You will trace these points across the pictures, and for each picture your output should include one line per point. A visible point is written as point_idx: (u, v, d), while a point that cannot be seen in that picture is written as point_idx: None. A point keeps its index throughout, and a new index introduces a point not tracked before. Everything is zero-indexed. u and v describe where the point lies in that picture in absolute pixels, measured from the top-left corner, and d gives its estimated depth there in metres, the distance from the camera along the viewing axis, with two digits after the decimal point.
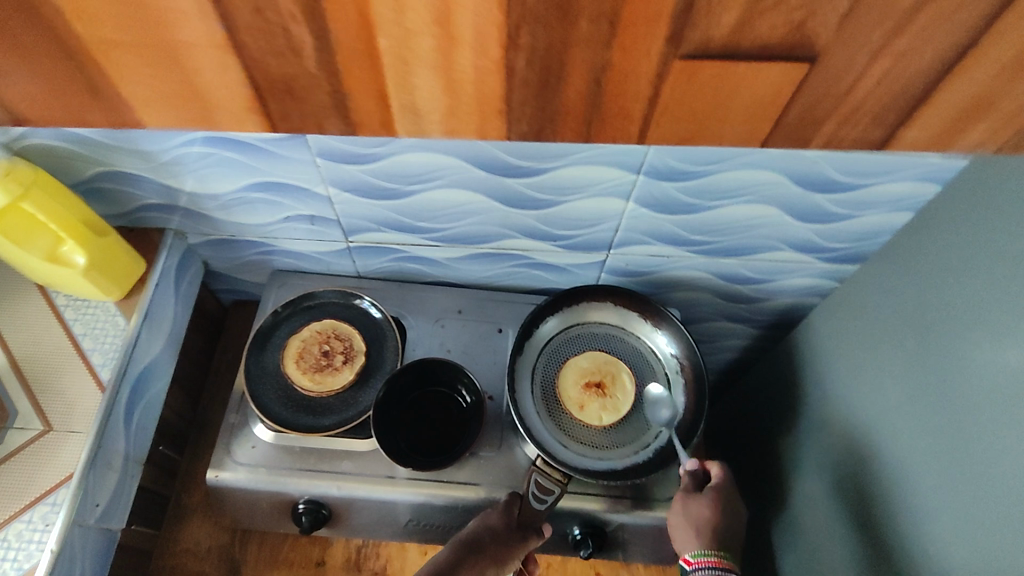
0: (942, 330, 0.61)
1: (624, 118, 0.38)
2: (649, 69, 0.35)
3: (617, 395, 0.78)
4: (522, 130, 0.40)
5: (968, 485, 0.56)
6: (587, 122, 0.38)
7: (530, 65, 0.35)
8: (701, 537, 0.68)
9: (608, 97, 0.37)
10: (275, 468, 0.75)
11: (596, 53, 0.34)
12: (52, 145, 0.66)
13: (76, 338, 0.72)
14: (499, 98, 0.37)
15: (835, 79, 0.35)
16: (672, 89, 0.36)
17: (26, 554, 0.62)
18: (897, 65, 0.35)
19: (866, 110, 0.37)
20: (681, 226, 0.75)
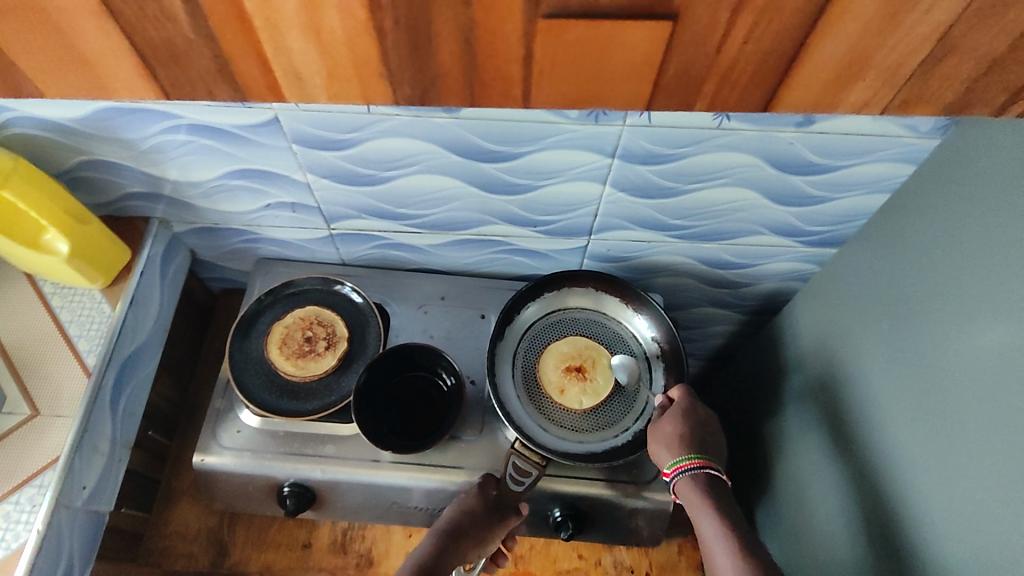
0: (918, 310, 0.62)
1: (504, 81, 0.39)
2: (515, 27, 0.35)
3: (598, 379, 0.78)
4: (406, 92, 0.40)
5: (942, 466, 0.57)
6: (466, 83, 0.39)
7: (397, 25, 0.36)
8: (675, 449, 0.69)
9: (482, 60, 0.37)
10: (260, 452, 0.76)
11: (458, 13, 0.35)
12: (34, 134, 0.68)
13: (63, 325, 0.73)
14: (376, 64, 0.38)
15: (706, 33, 0.35)
16: (540, 50, 0.36)
17: (14, 534, 0.63)
18: (766, 18, 0.35)
19: (742, 69, 0.38)
20: (659, 211, 0.75)
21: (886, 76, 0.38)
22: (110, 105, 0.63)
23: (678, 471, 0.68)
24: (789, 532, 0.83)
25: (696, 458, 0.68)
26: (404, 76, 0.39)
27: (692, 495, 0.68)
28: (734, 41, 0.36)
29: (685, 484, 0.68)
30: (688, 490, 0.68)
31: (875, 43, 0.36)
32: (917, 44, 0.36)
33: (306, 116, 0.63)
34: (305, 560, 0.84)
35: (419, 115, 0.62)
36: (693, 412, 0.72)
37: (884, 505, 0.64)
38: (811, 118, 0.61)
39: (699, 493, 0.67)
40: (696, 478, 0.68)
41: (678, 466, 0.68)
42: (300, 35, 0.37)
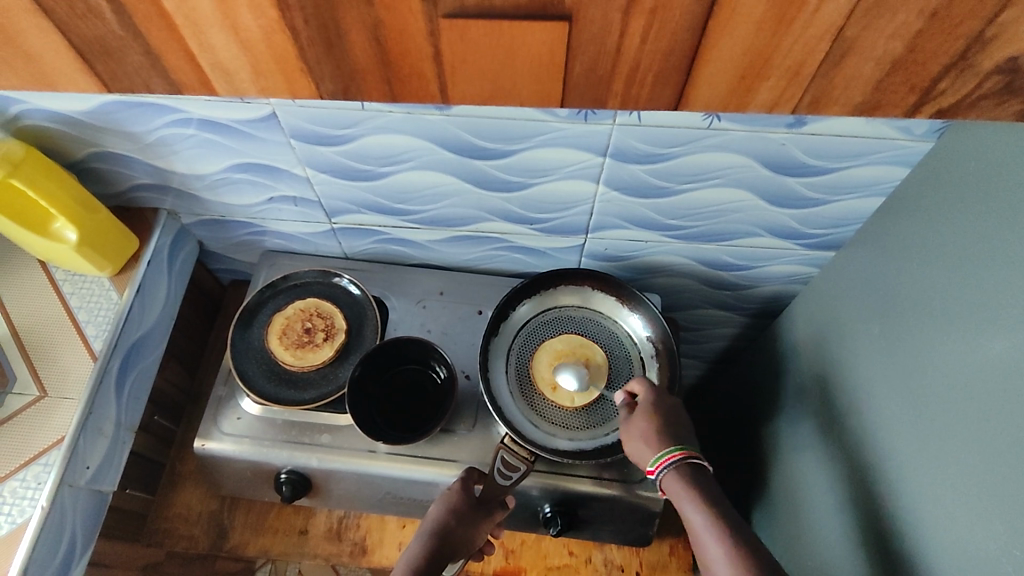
0: (909, 316, 0.61)
1: (418, 78, 0.42)
2: (420, 27, 0.38)
3: (590, 376, 0.79)
4: (331, 88, 0.43)
5: (929, 473, 0.56)
6: (385, 81, 0.42)
7: (308, 24, 0.39)
8: (654, 443, 0.68)
9: (393, 56, 0.40)
10: (259, 440, 0.78)
11: (363, 12, 0.38)
12: (46, 126, 0.71)
13: (72, 311, 0.76)
14: (295, 56, 0.41)
15: (602, 37, 0.38)
16: (449, 48, 0.40)
17: (20, 509, 0.66)
18: (655, 23, 0.37)
19: (645, 69, 0.40)
20: (655, 211, 0.76)
21: (787, 78, 0.41)
22: (116, 99, 0.66)
23: (661, 466, 0.66)
24: (783, 536, 0.82)
25: (679, 449, 0.67)
26: (325, 71, 0.42)
27: (679, 489, 0.65)
28: (631, 41, 0.38)
29: (672, 477, 0.66)
30: (673, 482, 0.65)
31: (768, 44, 0.38)
32: (811, 46, 0.38)
33: (302, 112, 0.65)
34: (301, 546, 0.86)
35: (411, 112, 0.63)
36: (662, 403, 0.71)
37: (873, 512, 0.64)
38: (803, 119, 0.61)
39: (685, 486, 0.64)
40: (682, 470, 0.65)
41: (661, 460, 0.66)
42: (218, 26, 0.39)
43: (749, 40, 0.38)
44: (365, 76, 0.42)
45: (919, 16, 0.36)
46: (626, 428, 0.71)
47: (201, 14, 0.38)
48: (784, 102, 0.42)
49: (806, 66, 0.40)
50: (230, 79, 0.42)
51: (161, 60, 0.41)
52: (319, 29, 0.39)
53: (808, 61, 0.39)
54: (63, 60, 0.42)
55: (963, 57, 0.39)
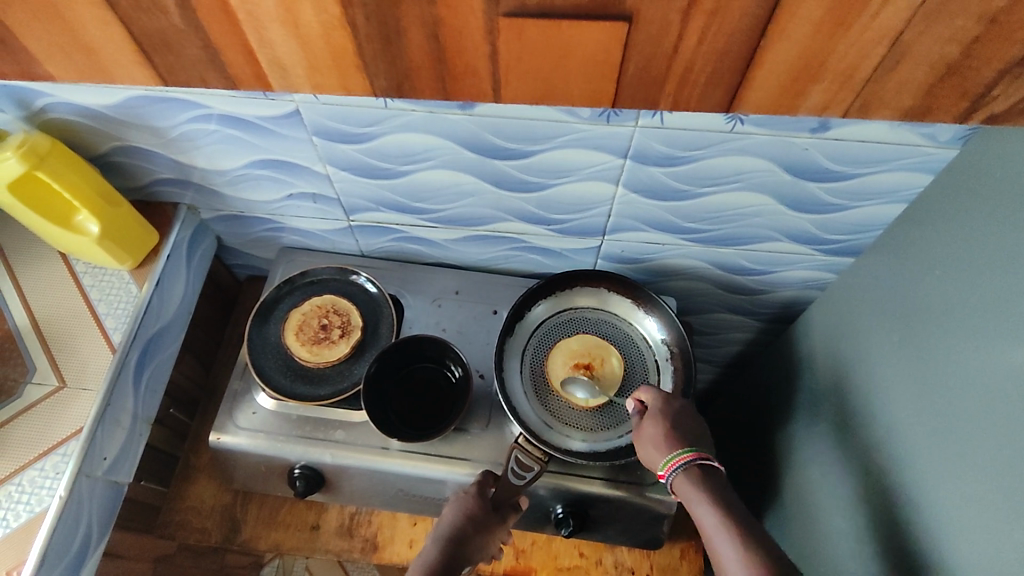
0: (929, 325, 0.61)
1: (473, 76, 0.42)
2: (479, 26, 0.38)
3: (603, 377, 0.79)
4: (384, 85, 0.44)
5: (950, 483, 0.56)
6: (439, 78, 0.43)
7: (368, 21, 0.39)
8: (663, 448, 0.68)
9: (449, 58, 0.41)
10: (274, 434, 0.78)
11: (423, 10, 0.38)
12: (70, 119, 0.71)
13: (92, 303, 0.77)
14: (352, 54, 0.41)
15: (658, 37, 0.38)
16: (507, 48, 0.40)
17: (38, 498, 0.66)
18: (713, 23, 0.37)
19: (699, 69, 0.40)
20: (673, 214, 0.76)
21: (839, 81, 0.41)
22: (141, 93, 0.66)
23: (672, 469, 0.67)
24: (795, 543, 0.82)
25: (690, 450, 0.67)
26: (380, 68, 0.42)
27: (690, 491, 0.65)
28: (689, 43, 0.39)
29: (683, 480, 0.66)
30: (686, 486, 0.66)
31: (825, 46, 0.38)
32: (867, 49, 0.38)
33: (326, 109, 0.65)
34: (313, 541, 0.87)
35: (433, 111, 0.64)
36: (671, 406, 0.71)
37: (891, 521, 0.63)
38: (827, 123, 0.60)
39: (696, 488, 0.65)
40: (692, 472, 0.66)
41: (672, 463, 0.67)
42: (276, 22, 0.39)
43: (804, 43, 0.38)
44: (416, 75, 0.43)
45: (978, 22, 0.36)
46: (637, 436, 0.70)
47: (253, 9, 0.38)
48: (834, 105, 0.43)
49: (859, 70, 0.40)
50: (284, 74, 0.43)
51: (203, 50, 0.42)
52: (354, 24, 0.39)
53: (863, 65, 0.40)
54: (101, 49, 0.42)
55: (1017, 64, 0.39)
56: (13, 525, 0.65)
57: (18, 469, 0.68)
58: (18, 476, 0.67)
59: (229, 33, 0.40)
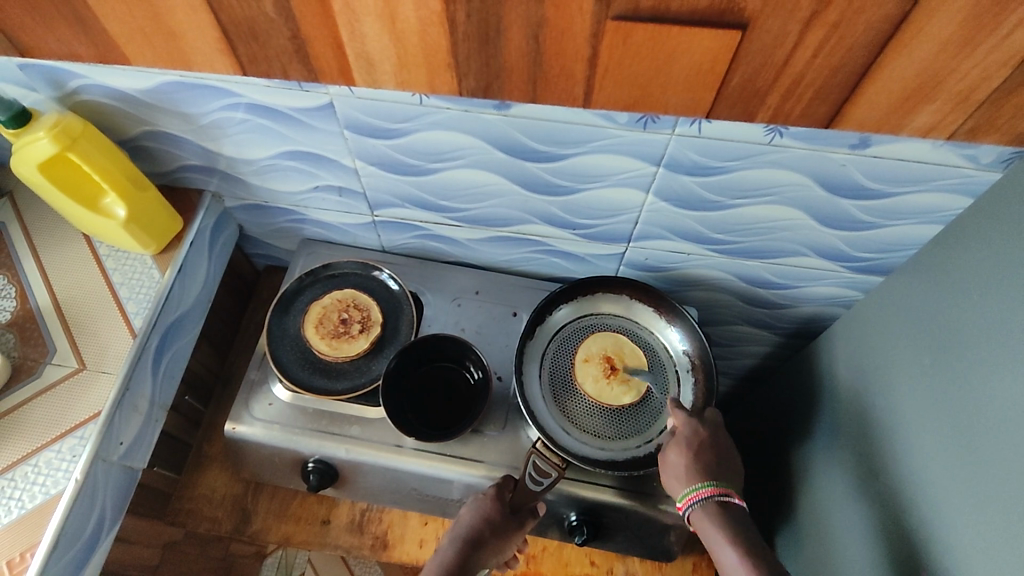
0: (961, 352, 0.59)
1: (568, 77, 0.46)
2: (586, 28, 0.42)
3: (609, 390, 0.77)
4: (472, 86, 0.48)
5: (970, 508, 0.55)
6: (532, 79, 0.47)
7: (468, 18, 0.42)
8: (684, 480, 0.68)
9: (551, 55, 0.44)
10: (289, 427, 0.78)
11: (531, 10, 0.41)
12: (101, 102, 0.71)
13: (114, 287, 0.76)
14: (444, 49, 0.45)
15: (775, 48, 0.41)
16: (607, 51, 0.43)
17: (54, 480, 0.66)
18: (831, 36, 0.40)
19: (808, 84, 0.44)
20: (703, 224, 0.75)
21: (955, 101, 0.44)
22: (175, 79, 0.66)
23: (689, 503, 0.68)
24: (806, 562, 0.81)
25: (710, 485, 0.67)
26: (472, 68, 0.46)
27: (708, 528, 0.66)
28: (804, 53, 0.42)
29: (700, 514, 0.67)
30: (703, 521, 0.67)
31: (947, 66, 0.41)
32: (991, 70, 0.41)
33: (359, 103, 0.65)
34: (323, 536, 0.87)
35: (469, 110, 0.63)
36: (698, 435, 0.70)
37: (903, 544, 0.63)
38: (868, 141, 0.60)
39: (713, 525, 0.66)
40: (709, 508, 0.67)
41: (688, 497, 0.68)
42: (373, 16, 0.43)
43: (928, 60, 0.41)
44: (510, 74, 0.47)
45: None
46: (661, 463, 0.70)
47: None
48: (941, 126, 0.47)
49: (978, 90, 0.43)
50: (372, 69, 0.48)
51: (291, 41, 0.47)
52: None
53: (981, 86, 0.43)
54: None
55: None
56: (28, 507, 0.65)
57: (34, 450, 0.68)
58: (35, 457, 0.67)
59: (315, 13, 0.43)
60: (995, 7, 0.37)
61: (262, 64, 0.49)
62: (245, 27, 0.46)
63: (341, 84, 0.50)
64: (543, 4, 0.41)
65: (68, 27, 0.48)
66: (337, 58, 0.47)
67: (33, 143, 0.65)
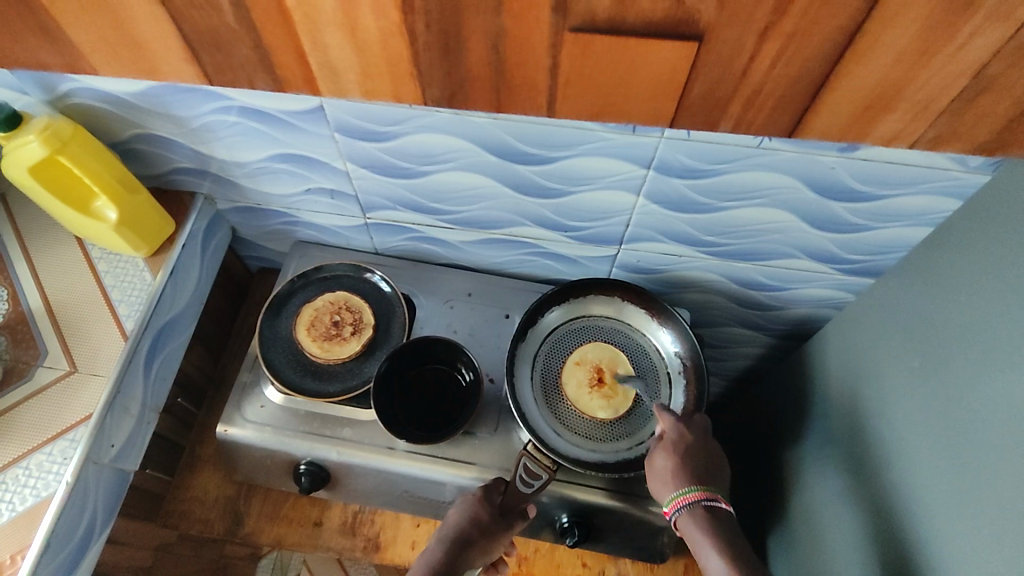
0: (949, 355, 0.59)
1: (529, 86, 0.46)
2: (544, 39, 0.42)
3: (590, 401, 0.77)
4: (436, 93, 0.48)
5: (959, 510, 0.55)
6: (495, 89, 0.47)
7: (428, 29, 0.43)
8: (671, 485, 0.68)
9: (511, 66, 0.44)
10: (281, 429, 0.78)
11: (490, 20, 0.41)
12: (92, 105, 0.71)
13: (106, 289, 0.76)
14: (406, 60, 0.45)
15: (732, 55, 0.41)
16: (568, 61, 0.43)
17: (44, 483, 0.66)
18: (788, 45, 0.40)
19: (766, 92, 0.44)
20: (693, 226, 0.75)
21: (916, 108, 0.44)
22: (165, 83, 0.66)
23: (677, 507, 0.67)
24: (798, 564, 0.81)
25: (696, 490, 0.67)
26: (435, 77, 0.46)
27: (694, 532, 0.66)
28: (760, 64, 0.42)
29: (687, 519, 0.67)
30: (690, 525, 0.66)
31: (906, 75, 0.41)
32: (949, 80, 0.41)
33: (349, 107, 0.65)
34: (315, 538, 0.87)
35: (458, 114, 0.63)
36: (684, 440, 0.70)
37: (892, 545, 0.63)
38: (856, 144, 0.60)
39: (700, 529, 0.65)
40: (696, 512, 0.66)
41: (676, 501, 0.67)
42: (335, 26, 0.43)
43: (888, 68, 0.41)
44: (474, 82, 0.46)
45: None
46: (648, 468, 0.70)
47: None
48: (904, 135, 0.46)
49: (938, 100, 0.43)
50: (337, 79, 0.47)
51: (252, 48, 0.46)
52: None
53: (940, 96, 0.42)
54: None
55: None
56: (18, 509, 0.65)
57: (27, 451, 0.68)
58: (27, 459, 0.67)
59: (278, 23, 0.43)
60: (951, 16, 0.37)
61: (228, 72, 0.49)
62: (207, 36, 0.46)
63: (306, 92, 0.49)
64: (504, 16, 0.41)
65: (45, 36, 0.48)
66: (300, 66, 0.47)
67: (23, 147, 0.65)
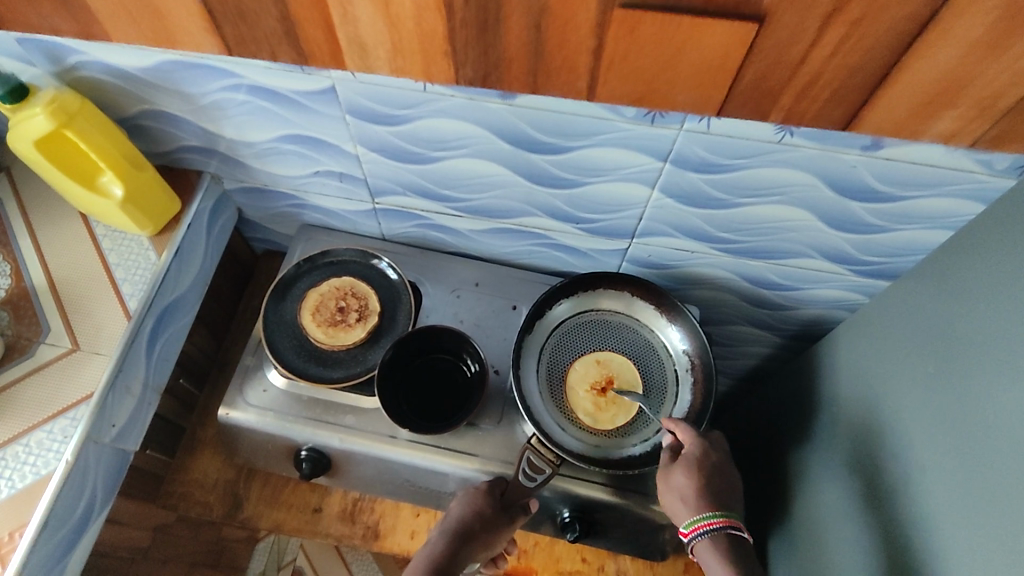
0: (964, 360, 0.58)
1: (570, 70, 0.47)
2: (589, 17, 0.42)
3: (582, 399, 0.77)
4: (469, 75, 0.49)
5: (968, 515, 0.54)
6: (531, 72, 0.48)
7: (467, 6, 0.43)
8: (691, 504, 0.67)
9: (552, 49, 0.45)
10: (283, 414, 0.77)
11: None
12: (100, 79, 0.70)
13: (110, 267, 0.75)
14: (444, 38, 0.46)
15: (794, 42, 0.42)
16: (612, 43, 0.44)
17: (45, 460, 0.66)
18: (853, 31, 0.41)
19: (826, 81, 0.45)
20: (708, 222, 0.73)
21: (978, 108, 0.45)
22: (175, 58, 0.65)
23: (696, 530, 0.66)
24: (799, 566, 0.80)
25: (722, 516, 0.66)
26: (470, 56, 0.47)
27: (713, 559, 0.65)
28: (821, 52, 0.42)
29: (707, 544, 0.66)
30: (708, 551, 0.66)
31: (974, 70, 0.42)
32: (1019, 77, 0.42)
33: (362, 88, 0.64)
34: (314, 524, 0.86)
35: (474, 99, 0.62)
36: (707, 458, 0.69)
37: (898, 550, 0.62)
38: (880, 142, 0.58)
39: (720, 557, 0.65)
40: (717, 539, 0.66)
41: (697, 525, 0.66)
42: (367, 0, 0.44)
43: (953, 63, 0.42)
44: (509, 64, 0.47)
45: None
46: (665, 482, 0.69)
47: None
48: (964, 132, 0.48)
49: (1002, 99, 0.44)
50: (365, 55, 0.48)
51: (279, 24, 0.47)
52: None
53: (1006, 94, 0.44)
54: None
55: None
56: (18, 486, 0.64)
57: (27, 429, 0.67)
58: (28, 436, 0.67)
59: None
60: None
61: (248, 44, 0.50)
62: (232, 7, 0.46)
63: (332, 67, 0.50)
64: None
65: None
66: (328, 41, 0.48)
67: (31, 120, 0.64)
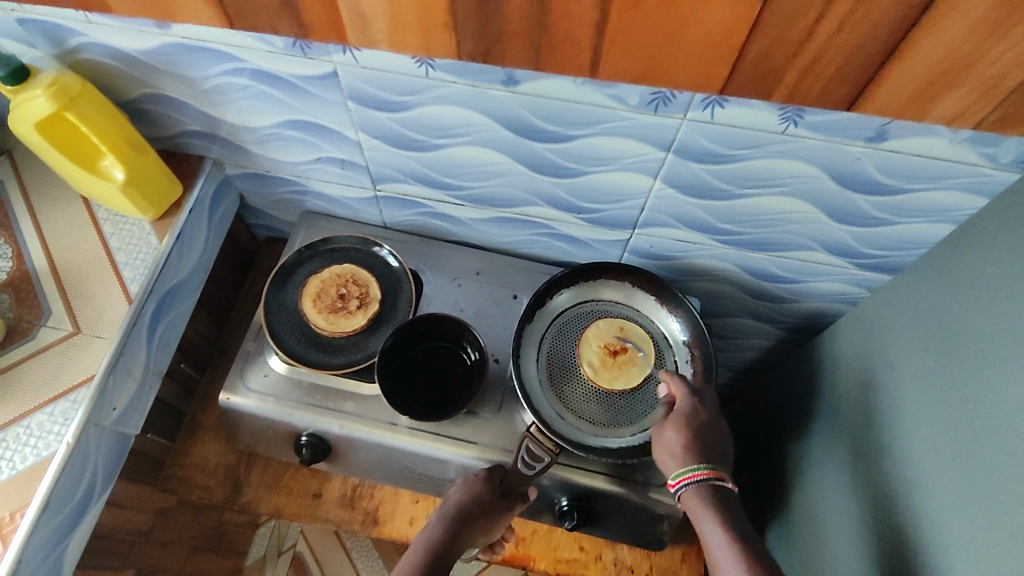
0: (965, 354, 0.58)
1: (572, 45, 0.47)
2: None
3: (591, 351, 0.78)
4: (469, 49, 0.50)
5: (967, 507, 0.54)
6: (532, 46, 0.48)
7: None
8: (678, 460, 0.67)
9: (552, 22, 0.46)
10: (283, 400, 0.77)
11: None
12: (101, 61, 0.69)
13: (111, 251, 0.75)
14: (444, 10, 0.47)
15: (793, 18, 0.42)
16: (617, 16, 0.44)
17: (46, 442, 0.66)
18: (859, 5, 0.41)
19: (829, 57, 0.45)
20: (711, 213, 0.73)
21: (982, 88, 0.45)
22: (177, 41, 0.64)
23: (682, 483, 0.66)
24: (796, 556, 0.81)
25: (707, 467, 0.65)
26: (470, 28, 0.48)
27: (699, 508, 0.64)
28: (824, 28, 0.42)
29: (691, 494, 0.65)
30: (693, 502, 0.65)
31: (977, 47, 0.42)
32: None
33: (364, 73, 0.63)
34: (314, 509, 0.87)
35: (476, 85, 0.61)
36: (697, 416, 0.69)
37: (896, 541, 0.63)
38: (884, 134, 0.58)
39: (705, 505, 0.64)
40: (702, 489, 0.65)
41: (683, 476, 0.66)
42: None
43: (957, 41, 0.42)
44: (509, 38, 0.48)
45: None
46: (657, 437, 0.69)
47: None
48: (968, 114, 0.48)
49: (1007, 78, 0.44)
50: (366, 28, 0.50)
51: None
52: None
53: (1011, 73, 0.44)
54: None
55: None
56: (20, 467, 0.65)
57: (27, 411, 0.67)
58: (29, 418, 0.67)
59: None
60: None
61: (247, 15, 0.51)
62: None
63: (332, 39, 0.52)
64: None
65: None
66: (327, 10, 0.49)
67: (31, 101, 0.64)
